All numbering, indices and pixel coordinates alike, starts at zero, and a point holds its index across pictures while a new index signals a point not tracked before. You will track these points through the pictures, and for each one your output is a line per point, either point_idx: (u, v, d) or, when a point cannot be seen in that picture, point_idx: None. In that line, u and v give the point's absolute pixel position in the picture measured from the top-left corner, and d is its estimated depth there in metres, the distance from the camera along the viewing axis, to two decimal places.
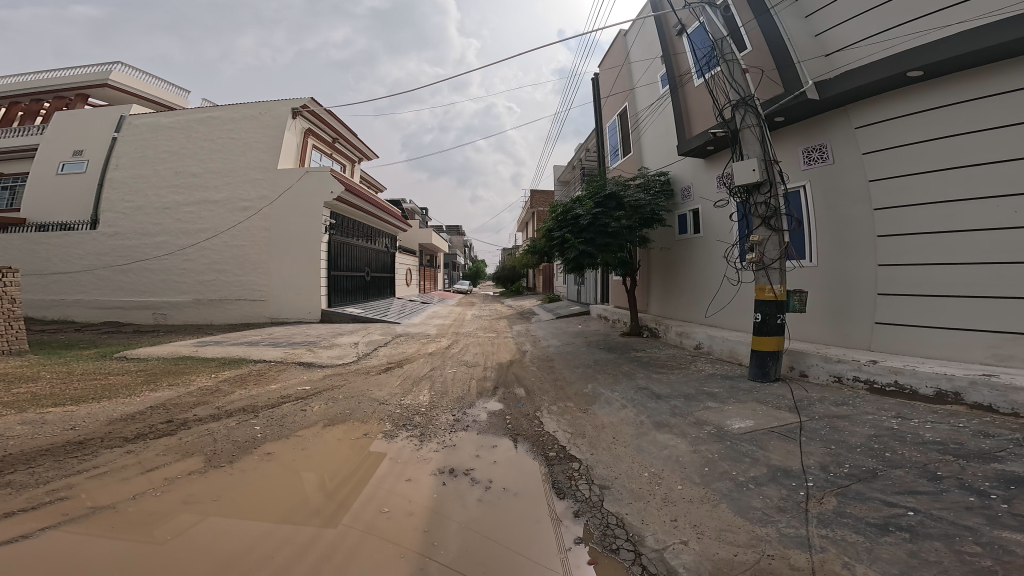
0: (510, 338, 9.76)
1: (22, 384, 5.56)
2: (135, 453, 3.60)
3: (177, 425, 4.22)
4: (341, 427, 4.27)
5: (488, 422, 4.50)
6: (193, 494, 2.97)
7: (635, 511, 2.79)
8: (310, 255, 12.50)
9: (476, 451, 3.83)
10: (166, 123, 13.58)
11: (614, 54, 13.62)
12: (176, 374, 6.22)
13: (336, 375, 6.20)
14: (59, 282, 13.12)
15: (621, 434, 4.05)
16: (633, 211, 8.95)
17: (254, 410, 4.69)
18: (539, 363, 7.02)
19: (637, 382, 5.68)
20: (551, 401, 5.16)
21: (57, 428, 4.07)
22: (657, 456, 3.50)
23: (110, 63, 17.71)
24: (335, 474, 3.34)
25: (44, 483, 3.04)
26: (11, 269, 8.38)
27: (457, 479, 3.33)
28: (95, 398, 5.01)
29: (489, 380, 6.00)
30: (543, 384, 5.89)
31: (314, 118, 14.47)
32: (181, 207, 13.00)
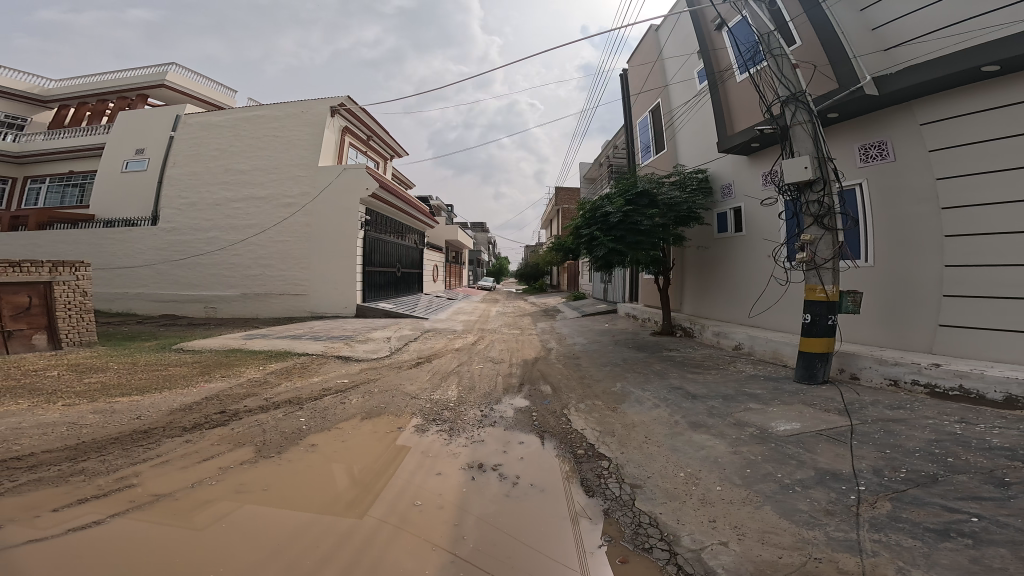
0: (538, 335, 9.77)
1: (91, 374, 5.85)
2: (192, 442, 3.74)
3: (230, 415, 4.37)
4: (376, 420, 4.36)
5: (513, 418, 4.51)
6: (244, 483, 3.08)
7: (669, 511, 2.77)
8: (345, 251, 12.71)
9: (501, 447, 3.85)
10: (208, 123, 14.02)
11: (646, 50, 13.48)
12: (228, 366, 6.42)
13: (373, 369, 6.31)
14: (120, 276, 13.63)
15: (653, 434, 4.03)
16: (668, 209, 8.91)
17: (299, 402, 4.83)
18: (565, 361, 7.02)
19: (670, 381, 5.66)
20: (578, 399, 5.16)
21: (124, 417, 4.28)
22: (693, 456, 3.48)
23: (167, 64, 18.29)
24: (364, 466, 3.41)
25: (113, 470, 3.20)
26: (82, 261, 8.38)
27: (485, 474, 3.35)
28: (157, 388, 5.23)
29: (513, 376, 6.02)
30: (569, 382, 5.88)
31: (351, 116, 14.71)
32: (229, 203, 13.37)
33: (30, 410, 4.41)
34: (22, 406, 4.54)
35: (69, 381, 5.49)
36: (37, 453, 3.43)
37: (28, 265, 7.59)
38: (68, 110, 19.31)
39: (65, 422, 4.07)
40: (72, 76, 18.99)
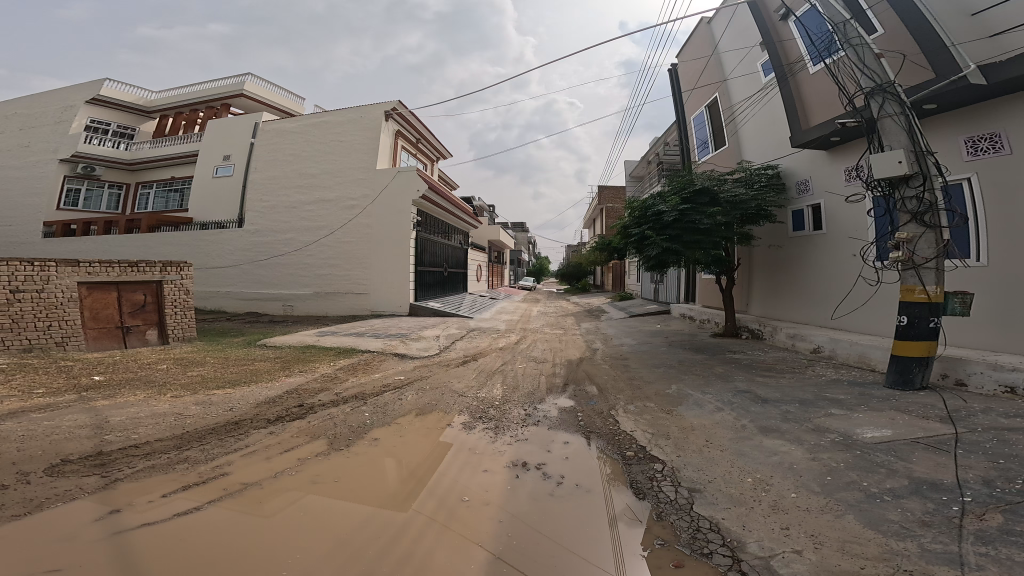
0: (583, 335, 9.72)
1: (193, 367, 6.38)
2: (274, 434, 3.98)
3: (307, 409, 4.62)
4: (431, 416, 4.45)
5: (558, 418, 4.46)
6: (317, 475, 3.25)
7: (733, 517, 2.68)
8: (399, 250, 13.10)
9: (545, 445, 3.79)
10: (272, 130, 14.85)
11: (698, 45, 13.26)
12: (304, 361, 6.80)
13: (426, 367, 6.44)
14: (210, 276, 14.56)
15: (714, 437, 3.95)
16: (730, 207, 8.74)
17: (363, 398, 5.01)
18: (611, 361, 6.97)
19: (737, 385, 5.58)
20: (626, 401, 5.11)
21: (220, 408, 4.63)
22: (764, 462, 3.37)
23: (243, 73, 19.17)
24: (415, 462, 3.47)
25: (210, 459, 3.48)
26: (182, 262, 9.14)
27: (527, 472, 3.31)
28: (246, 381, 5.63)
29: (557, 376, 6.01)
30: (617, 382, 5.84)
31: (402, 120, 15.10)
32: (303, 206, 14.04)
33: (146, 400, 4.84)
34: (138, 396, 4.99)
35: (175, 374, 6.01)
36: (148, 442, 3.76)
37: (144, 265, 8.61)
38: (167, 119, 20.50)
39: (173, 413, 4.46)
40: (168, 88, 20.38)
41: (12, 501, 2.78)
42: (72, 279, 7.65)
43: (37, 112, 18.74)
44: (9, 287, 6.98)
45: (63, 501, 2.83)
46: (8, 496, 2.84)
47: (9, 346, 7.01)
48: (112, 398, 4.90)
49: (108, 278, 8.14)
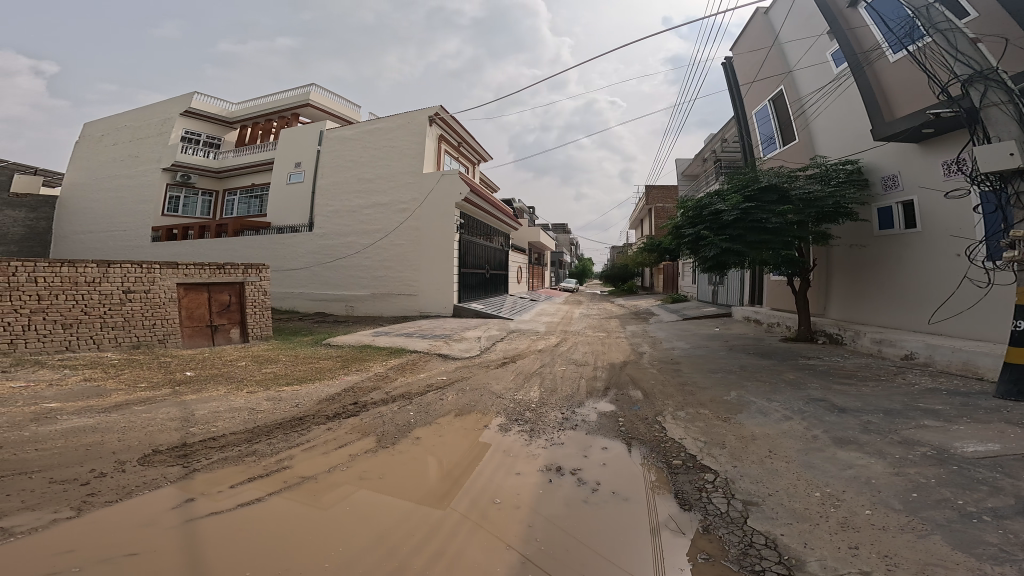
0: (628, 338, 9.37)
1: (267, 365, 6.83)
2: (330, 430, 4.12)
3: (360, 407, 4.78)
4: (469, 417, 4.42)
5: (598, 423, 4.26)
6: (365, 471, 3.33)
7: (794, 533, 2.36)
8: (444, 253, 13.53)
9: (582, 450, 3.62)
10: (332, 145, 15.87)
11: (755, 36, 12.61)
12: (360, 360, 7.08)
13: (465, 368, 6.46)
14: (285, 278, 15.62)
15: (777, 447, 3.56)
16: (803, 205, 8.09)
17: (410, 397, 5.09)
18: (661, 365, 6.60)
19: (809, 393, 5.03)
20: (677, 407, 4.78)
21: (286, 404, 4.92)
22: (834, 475, 2.98)
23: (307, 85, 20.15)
24: (453, 461, 3.44)
25: (273, 453, 3.66)
26: (260, 264, 9.80)
27: (562, 477, 3.16)
28: (309, 379, 5.97)
29: (599, 380, 5.77)
30: (667, 387, 5.50)
31: (444, 125, 15.57)
32: (361, 211, 14.81)
33: (227, 395, 5.25)
34: (219, 392, 5.40)
35: (251, 371, 6.46)
36: (224, 435, 4.03)
37: (228, 267, 9.33)
38: (246, 130, 22.06)
39: (248, 408, 4.79)
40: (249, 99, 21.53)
41: (107, 488, 3.07)
42: (171, 281, 8.53)
43: (142, 123, 20.46)
44: (123, 288, 7.90)
45: (148, 488, 3.08)
46: (104, 482, 3.13)
47: (122, 343, 7.89)
48: (200, 392, 5.36)
49: (200, 280, 8.95)
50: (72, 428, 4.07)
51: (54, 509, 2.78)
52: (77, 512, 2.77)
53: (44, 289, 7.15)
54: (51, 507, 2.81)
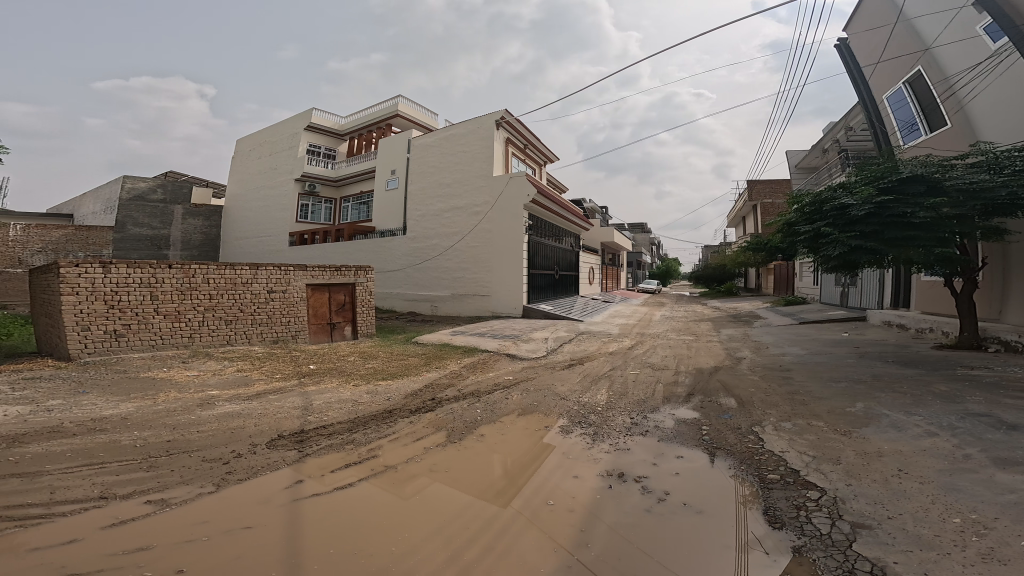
0: (721, 342, 8.51)
1: (369, 360, 7.52)
2: (412, 424, 4.35)
3: (436, 403, 4.97)
4: (530, 417, 4.35)
5: (675, 430, 3.88)
6: (436, 463, 3.46)
7: (911, 562, 1.91)
8: (515, 253, 13.95)
9: (652, 458, 3.35)
10: (414, 155, 17.15)
11: (876, 11, 10.94)
12: (440, 358, 7.41)
13: (532, 368, 6.43)
14: (385, 279, 17.03)
15: (911, 465, 2.86)
16: (965, 196, 6.51)
17: (479, 395, 5.21)
18: (765, 372, 5.77)
19: (966, 407, 3.98)
20: (780, 417, 4.10)
21: (379, 397, 5.31)
22: (991, 502, 2.30)
23: (395, 97, 21.45)
24: (516, 459, 3.43)
25: (364, 443, 3.95)
26: (366, 265, 10.54)
27: (626, 484, 2.97)
28: (396, 375, 6.40)
29: (680, 386, 5.27)
30: (767, 396, 4.78)
31: (511, 127, 15.99)
32: (440, 215, 15.77)
33: (339, 387, 5.81)
34: (333, 384, 6.03)
35: (357, 365, 7.13)
36: (331, 424, 4.46)
37: (344, 269, 10.16)
38: (354, 141, 23.79)
39: (353, 400, 5.25)
40: (356, 112, 23.07)
41: (241, 467, 3.55)
42: (302, 282, 9.48)
43: (275, 138, 23.14)
44: (267, 288, 8.93)
45: (270, 469, 3.52)
46: (237, 462, 3.62)
47: (265, 338, 8.94)
48: (318, 384, 6.04)
49: (323, 280, 9.84)
50: (225, 412, 4.81)
51: (200, 484, 3.30)
52: (217, 487, 3.25)
53: (212, 289, 8.23)
54: (199, 481, 3.33)
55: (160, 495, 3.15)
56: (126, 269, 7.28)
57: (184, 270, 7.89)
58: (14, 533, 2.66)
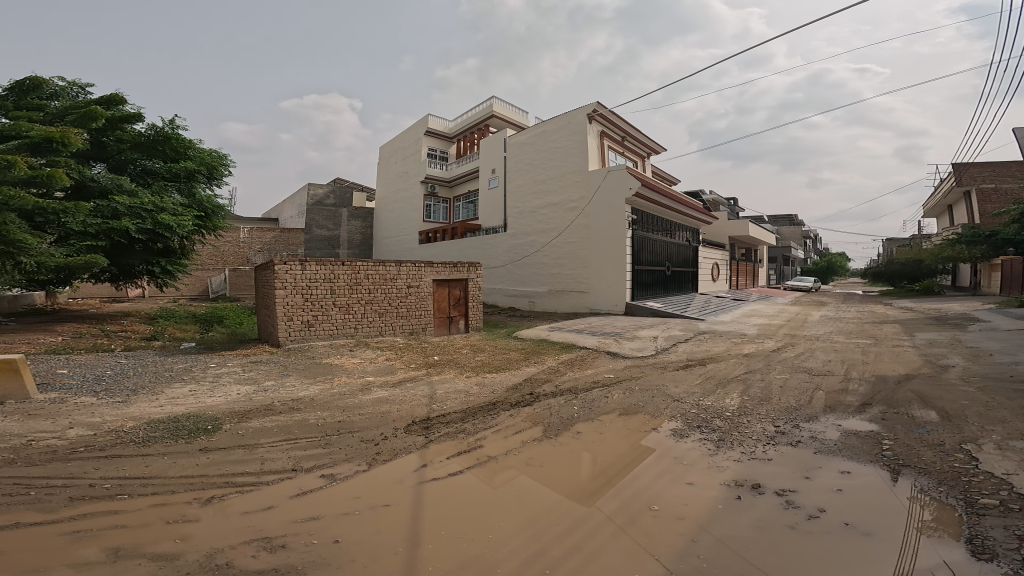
0: (913, 348, 6.68)
1: (479, 353, 8.00)
2: (512, 417, 4.47)
3: (534, 397, 5.08)
4: (634, 418, 4.19)
5: (836, 442, 3.18)
6: (533, 459, 3.52)
7: None
8: (616, 250, 13.98)
9: (798, 470, 2.83)
10: (509, 153, 18.13)
11: None
12: (539, 353, 7.62)
13: (633, 368, 6.28)
14: (489, 275, 18.53)
15: None
16: None
17: (575, 392, 5.16)
18: (973, 382, 4.39)
19: None
20: (1007, 433, 3.04)
21: (485, 389, 5.59)
22: None
23: (490, 98, 22.93)
24: (607, 458, 3.37)
25: (470, 434, 4.16)
26: (477, 262, 11.43)
27: (760, 496, 2.58)
28: (501, 367, 6.73)
29: (850, 395, 4.30)
30: (980, 407, 3.62)
31: (605, 121, 15.98)
32: (537, 210, 16.51)
33: (455, 378, 6.29)
34: (451, 374, 6.53)
35: (470, 357, 7.65)
36: (449, 413, 4.80)
37: (461, 265, 11.24)
38: (461, 142, 25.89)
39: (468, 391, 5.59)
40: (461, 115, 25.10)
41: (385, 449, 4.04)
42: (430, 277, 10.61)
43: (404, 143, 26.34)
44: (406, 283, 10.19)
45: (404, 453, 3.92)
46: (383, 444, 4.13)
47: (403, 330, 10.17)
48: (439, 373, 6.63)
49: (445, 276, 10.93)
50: (377, 397, 5.56)
51: (355, 462, 3.84)
52: (368, 467, 3.74)
53: (370, 284, 9.69)
54: (353, 459, 3.89)
55: (327, 470, 3.73)
56: (316, 267, 8.96)
57: (352, 267, 9.43)
58: (233, 496, 3.36)
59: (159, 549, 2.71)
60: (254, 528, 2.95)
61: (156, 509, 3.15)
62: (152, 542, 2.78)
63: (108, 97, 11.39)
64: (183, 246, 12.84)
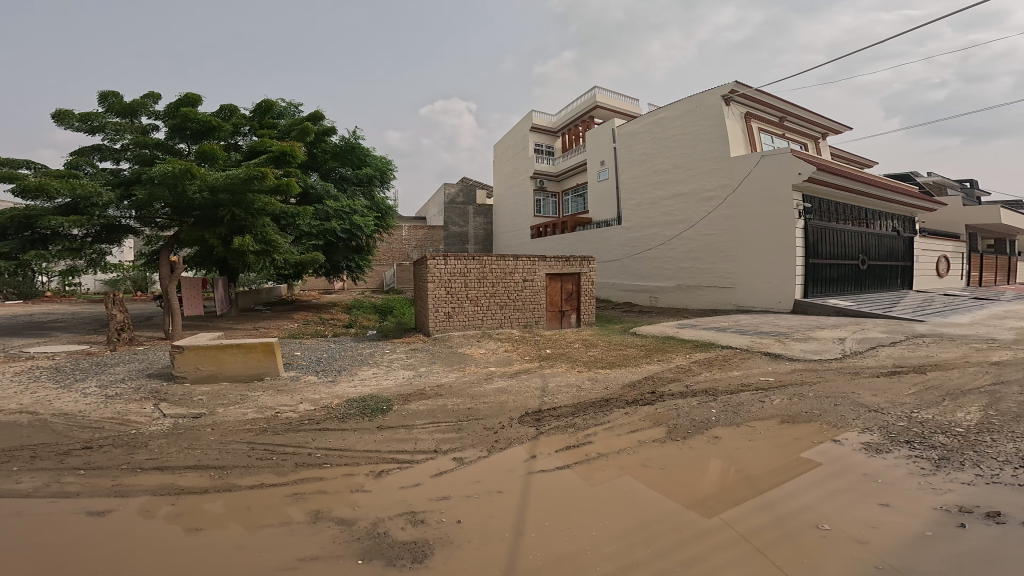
0: None
1: (591, 348, 8.66)
2: (628, 415, 4.87)
3: (656, 396, 5.48)
4: (800, 427, 4.33)
5: None
6: (648, 459, 3.78)
7: None
8: (776, 243, 14.29)
9: None
10: (621, 145, 20.29)
11: None
12: (664, 351, 8.28)
13: (807, 372, 6.36)
14: (605, 269, 20.94)
15: None
16: None
17: (713, 394, 5.51)
18: None
19: None
20: None
21: (598, 386, 6.04)
22: None
23: (592, 89, 23.88)
24: (744, 469, 3.52)
25: (580, 430, 4.48)
26: (590, 256, 11.34)
27: (992, 524, 2.59)
28: (620, 363, 7.32)
29: None
30: None
31: (747, 101, 16.56)
32: (661, 201, 18.13)
33: (565, 372, 6.79)
34: (563, 368, 7.04)
35: (581, 352, 8.25)
36: (558, 406, 5.19)
37: (573, 259, 11.24)
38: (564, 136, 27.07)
39: (577, 386, 6.03)
40: (564, 109, 26.45)
41: (502, 437, 4.34)
42: (543, 271, 10.91)
43: (514, 142, 28.17)
44: (522, 278, 10.66)
45: (515, 443, 4.18)
46: (501, 433, 4.45)
47: (519, 323, 10.67)
48: (550, 367, 7.13)
49: (558, 270, 11.10)
50: (499, 387, 6.08)
51: (478, 448, 4.14)
52: (488, 453, 4.01)
53: (494, 278, 10.41)
54: (476, 445, 4.20)
55: (458, 453, 4.08)
56: (454, 262, 9.99)
57: (479, 262, 10.23)
58: (395, 471, 3.86)
59: (341, 514, 3.18)
60: (405, 502, 3.31)
61: (344, 478, 3.74)
62: (337, 507, 3.28)
63: (314, 115, 14.70)
64: (368, 244, 16.62)
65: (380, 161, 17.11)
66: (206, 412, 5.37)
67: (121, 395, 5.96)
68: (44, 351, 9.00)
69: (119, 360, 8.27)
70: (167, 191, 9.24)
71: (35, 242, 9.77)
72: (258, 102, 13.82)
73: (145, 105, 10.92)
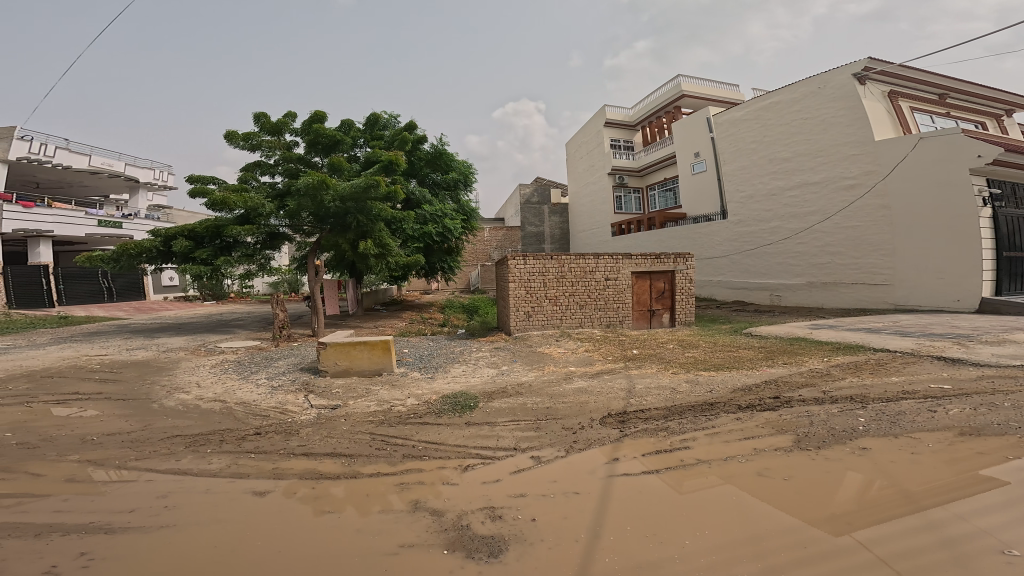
0: None
1: (689, 349, 8.02)
2: (739, 421, 4.38)
3: (781, 402, 4.82)
4: (982, 441, 3.58)
5: None
6: (766, 468, 3.37)
7: None
8: (948, 238, 11.88)
9: None
10: (721, 136, 18.73)
11: None
12: (791, 354, 7.26)
13: (1001, 380, 5.14)
14: (707, 267, 19.17)
15: None
16: None
17: (862, 402, 4.69)
18: None
19: None
20: None
21: (702, 389, 5.54)
22: None
23: (676, 77, 22.56)
24: (891, 484, 3.00)
25: (677, 433, 4.17)
26: (684, 253, 10.73)
27: None
28: (729, 366, 6.64)
29: None
30: None
31: (891, 76, 14.24)
32: (783, 194, 16.19)
33: (658, 373, 6.41)
34: (654, 369, 6.67)
35: (676, 354, 7.68)
36: (649, 409, 4.89)
37: (663, 257, 10.73)
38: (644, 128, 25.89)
39: (671, 388, 5.64)
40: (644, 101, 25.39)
41: (581, 439, 4.24)
42: (628, 269, 10.55)
43: (587, 139, 27.70)
44: (604, 276, 10.40)
45: (598, 444, 4.08)
46: (580, 433, 4.37)
47: (602, 322, 10.43)
48: (640, 368, 6.80)
49: (645, 268, 10.66)
50: (580, 386, 5.97)
51: (556, 448, 4.11)
52: (565, 454, 3.96)
53: (573, 277, 10.29)
54: (554, 444, 4.18)
55: (536, 452, 4.09)
56: (531, 261, 10.06)
57: (557, 260, 10.19)
58: (477, 467, 3.99)
59: (433, 504, 3.38)
60: (486, 498, 3.40)
61: (436, 471, 3.98)
62: (430, 498, 3.49)
63: (409, 125, 16.29)
64: (458, 246, 17.83)
65: (465, 167, 18.26)
66: (341, 404, 6.17)
67: (281, 387, 7.15)
68: (231, 346, 11.23)
69: (280, 354, 9.93)
70: (308, 201, 11.06)
71: (223, 249, 12.32)
72: (368, 116, 15.82)
73: (287, 123, 13.12)
